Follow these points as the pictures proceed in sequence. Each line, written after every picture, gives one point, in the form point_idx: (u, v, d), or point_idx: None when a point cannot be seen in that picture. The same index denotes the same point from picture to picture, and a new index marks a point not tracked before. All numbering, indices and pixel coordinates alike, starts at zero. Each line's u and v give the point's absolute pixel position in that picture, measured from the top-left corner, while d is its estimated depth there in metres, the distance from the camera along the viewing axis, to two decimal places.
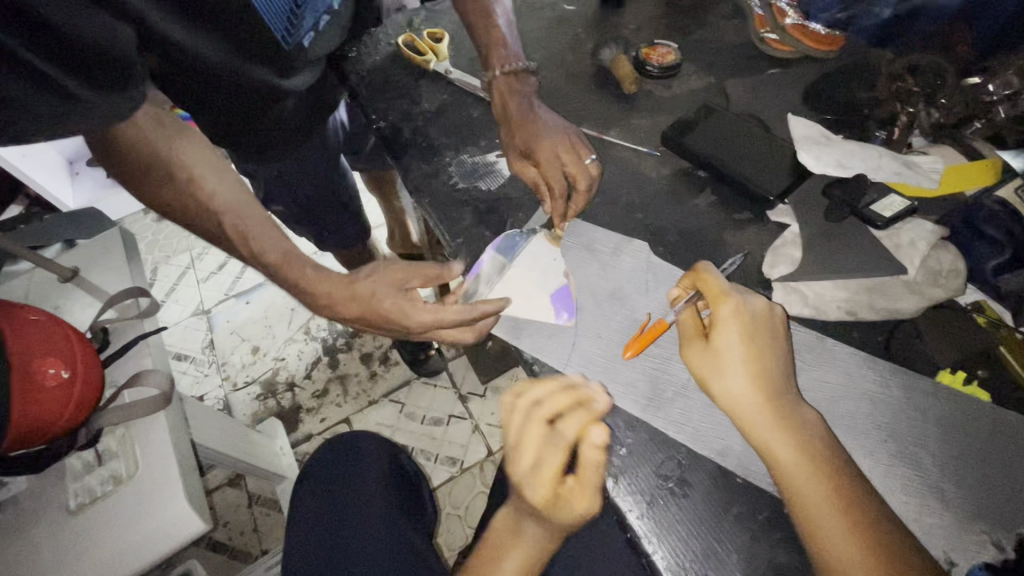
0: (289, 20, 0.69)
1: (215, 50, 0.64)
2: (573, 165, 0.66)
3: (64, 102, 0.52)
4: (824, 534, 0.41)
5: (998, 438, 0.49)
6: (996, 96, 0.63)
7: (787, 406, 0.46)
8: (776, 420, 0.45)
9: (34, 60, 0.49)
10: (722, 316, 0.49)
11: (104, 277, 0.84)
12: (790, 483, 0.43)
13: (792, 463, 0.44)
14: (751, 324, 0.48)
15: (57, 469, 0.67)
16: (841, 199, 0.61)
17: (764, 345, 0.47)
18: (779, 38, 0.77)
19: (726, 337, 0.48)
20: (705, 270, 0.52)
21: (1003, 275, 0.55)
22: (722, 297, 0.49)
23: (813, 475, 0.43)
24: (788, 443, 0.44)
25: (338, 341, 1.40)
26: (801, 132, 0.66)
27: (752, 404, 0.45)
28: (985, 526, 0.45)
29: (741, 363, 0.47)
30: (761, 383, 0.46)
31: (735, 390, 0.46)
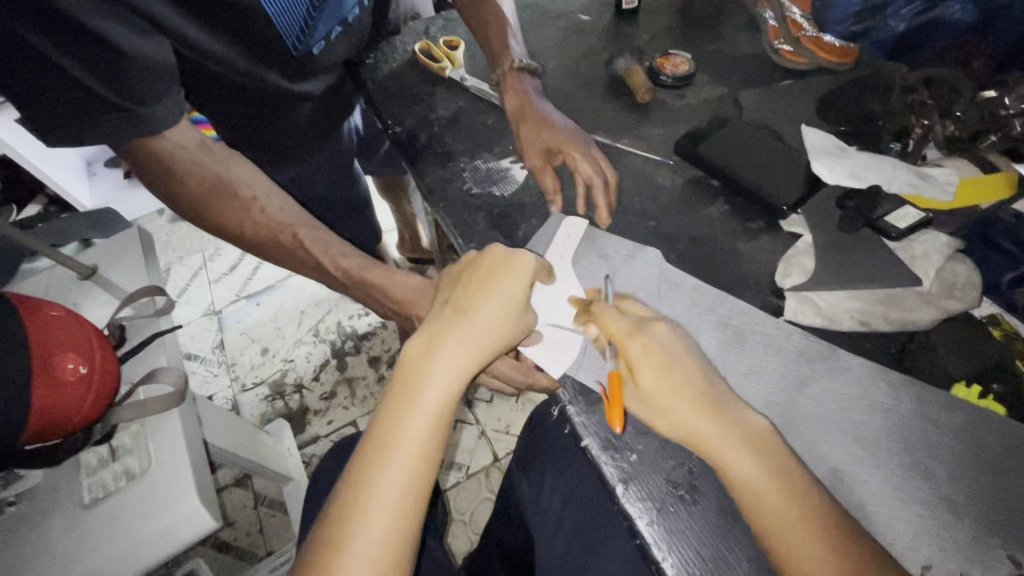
0: (301, 28, 0.68)
1: (232, 54, 0.66)
2: (587, 160, 0.69)
3: (103, 108, 0.55)
4: (792, 545, 0.42)
5: (1015, 452, 0.48)
6: (1012, 110, 0.61)
7: (738, 424, 0.46)
8: (731, 440, 0.45)
9: (73, 67, 0.52)
10: (634, 352, 0.50)
11: (122, 274, 0.86)
12: (756, 499, 0.43)
13: (752, 477, 0.44)
14: (665, 351, 0.50)
15: (72, 463, 0.68)
16: (856, 210, 0.61)
17: (691, 373, 0.49)
18: (793, 50, 0.78)
19: (647, 369, 0.49)
20: (602, 309, 0.55)
21: (1018, 288, 0.54)
22: (630, 336, 0.51)
23: (772, 486, 0.43)
24: (747, 459, 0.44)
25: (347, 344, 1.41)
26: (815, 143, 0.67)
27: (696, 426, 0.46)
28: (1000, 540, 0.45)
29: (669, 389, 0.48)
30: (705, 412, 0.47)
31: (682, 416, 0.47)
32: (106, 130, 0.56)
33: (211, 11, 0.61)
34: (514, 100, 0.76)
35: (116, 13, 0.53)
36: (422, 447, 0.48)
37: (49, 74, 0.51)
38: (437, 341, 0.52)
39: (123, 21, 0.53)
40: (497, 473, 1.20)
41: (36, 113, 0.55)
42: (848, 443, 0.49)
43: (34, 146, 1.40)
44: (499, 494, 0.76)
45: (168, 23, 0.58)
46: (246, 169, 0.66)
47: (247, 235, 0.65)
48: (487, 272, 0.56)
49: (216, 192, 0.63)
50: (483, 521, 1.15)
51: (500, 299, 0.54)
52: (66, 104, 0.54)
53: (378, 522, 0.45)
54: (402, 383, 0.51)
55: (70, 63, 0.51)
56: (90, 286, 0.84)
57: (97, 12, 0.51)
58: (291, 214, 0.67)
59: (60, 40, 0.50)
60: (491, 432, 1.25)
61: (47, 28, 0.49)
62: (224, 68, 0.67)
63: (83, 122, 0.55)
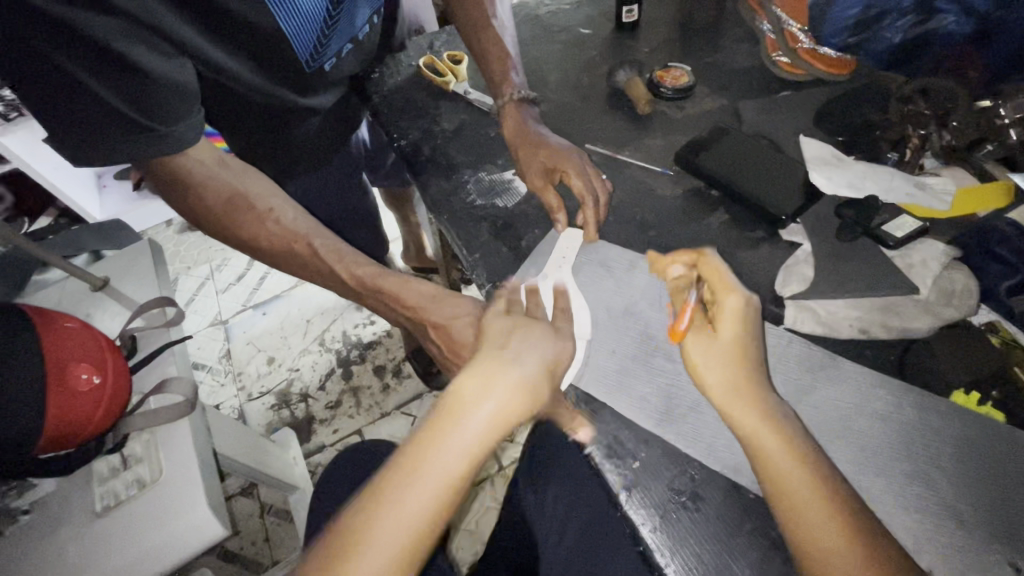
0: (314, 48, 0.70)
1: (248, 73, 0.68)
2: (581, 181, 0.69)
3: (129, 127, 0.57)
4: (814, 537, 0.42)
5: (1014, 458, 0.49)
6: (1008, 120, 0.62)
7: (760, 389, 0.49)
8: (738, 391, 0.48)
9: (103, 90, 0.54)
10: (726, 306, 0.52)
11: (132, 286, 0.87)
12: (773, 470, 0.45)
13: (780, 458, 0.45)
14: (746, 324, 0.52)
15: (85, 471, 0.69)
16: (853, 220, 0.62)
17: (749, 350, 0.51)
18: (790, 61, 0.79)
19: (727, 328, 0.52)
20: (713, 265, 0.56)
21: (1016, 297, 0.55)
22: (729, 290, 0.53)
23: (815, 495, 0.43)
24: (775, 438, 0.46)
25: (352, 353, 1.42)
26: (813, 153, 0.68)
27: (735, 391, 0.48)
28: (1001, 547, 0.45)
29: (716, 354, 0.51)
30: (742, 381, 0.49)
31: (721, 384, 0.49)
32: (131, 150, 0.58)
33: (230, 31, 0.63)
34: (512, 114, 0.78)
35: (137, 33, 0.54)
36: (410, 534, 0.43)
37: (78, 97, 0.53)
38: (451, 412, 0.47)
39: (151, 46, 0.55)
40: (502, 481, 1.20)
41: (62, 133, 0.57)
42: (848, 450, 0.50)
43: (47, 159, 1.42)
44: (504, 503, 0.77)
45: (192, 44, 0.60)
46: (257, 181, 0.67)
47: (258, 246, 0.67)
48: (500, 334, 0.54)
49: (230, 207, 0.65)
50: (487, 530, 1.15)
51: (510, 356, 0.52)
52: (92, 123, 0.56)
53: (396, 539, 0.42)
54: (405, 457, 0.45)
55: (101, 87, 0.53)
56: (102, 298, 0.86)
57: (126, 38, 0.53)
58: (304, 225, 0.67)
59: (91, 64, 0.52)
60: None
61: (72, 48, 0.50)
62: (242, 86, 0.69)
63: (109, 141, 0.57)
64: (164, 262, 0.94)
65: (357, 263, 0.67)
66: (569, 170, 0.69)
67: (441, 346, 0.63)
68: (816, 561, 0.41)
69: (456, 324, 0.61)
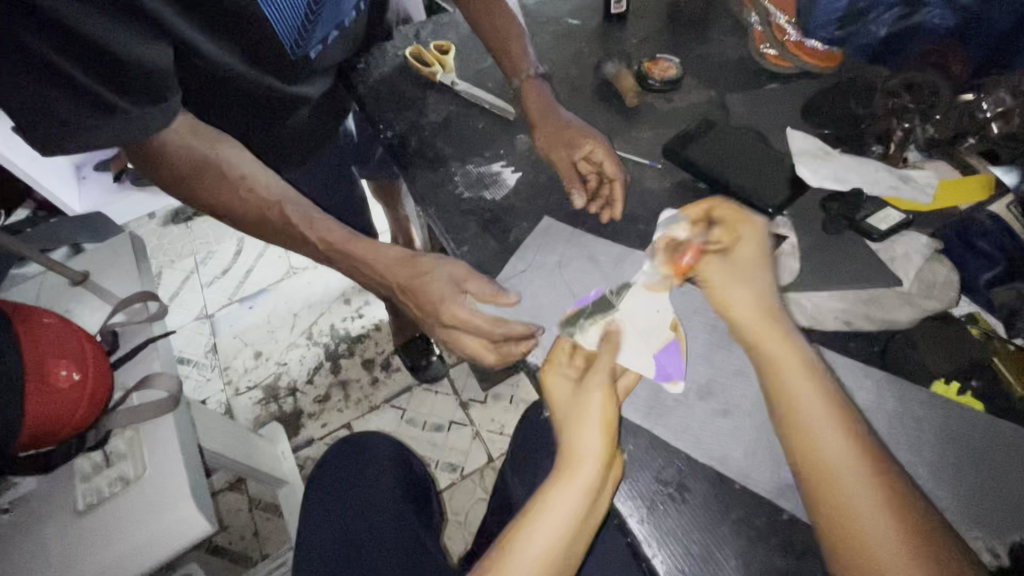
0: (299, 34, 0.69)
1: (223, 53, 0.66)
2: (612, 166, 0.70)
3: (102, 111, 0.55)
4: (843, 487, 0.43)
5: (993, 445, 0.50)
6: (990, 114, 0.63)
7: (790, 336, 0.49)
8: (765, 313, 0.50)
9: (72, 69, 0.52)
10: (743, 231, 0.55)
11: (113, 280, 0.85)
12: (792, 392, 0.46)
13: (819, 418, 0.45)
14: (761, 268, 0.53)
15: (66, 469, 0.68)
16: (838, 211, 0.62)
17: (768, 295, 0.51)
18: (778, 53, 0.79)
19: (744, 249, 0.54)
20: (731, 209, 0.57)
21: (995, 288, 0.57)
22: (744, 220, 0.56)
23: (845, 443, 0.44)
24: (816, 397, 0.46)
25: (340, 346, 1.41)
26: (800, 146, 0.68)
27: (767, 336, 0.49)
28: (980, 533, 0.46)
29: (752, 296, 0.51)
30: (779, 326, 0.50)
31: (748, 303, 0.51)
32: (104, 132, 0.56)
33: (215, 16, 0.61)
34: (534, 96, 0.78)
35: (115, 18, 0.52)
36: None
37: (44, 75, 0.51)
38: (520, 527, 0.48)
39: (129, 28, 0.54)
40: (492, 474, 1.21)
41: (24, 118, 0.54)
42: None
43: (22, 150, 1.39)
44: (493, 495, 0.77)
45: (174, 29, 0.58)
46: (232, 148, 0.66)
47: (235, 210, 0.66)
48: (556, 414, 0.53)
49: (205, 168, 0.63)
50: (477, 522, 1.16)
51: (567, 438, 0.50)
52: (58, 104, 0.53)
53: None
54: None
55: (71, 65, 0.52)
56: (82, 293, 0.84)
57: (100, 19, 0.51)
58: (279, 191, 0.67)
59: (60, 42, 0.50)
60: (485, 433, 1.26)
61: (44, 28, 0.49)
62: (231, 73, 0.68)
63: (80, 126, 0.55)
64: (146, 255, 0.92)
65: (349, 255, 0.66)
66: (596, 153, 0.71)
67: (409, 302, 0.64)
68: (840, 510, 0.42)
69: (425, 279, 0.62)
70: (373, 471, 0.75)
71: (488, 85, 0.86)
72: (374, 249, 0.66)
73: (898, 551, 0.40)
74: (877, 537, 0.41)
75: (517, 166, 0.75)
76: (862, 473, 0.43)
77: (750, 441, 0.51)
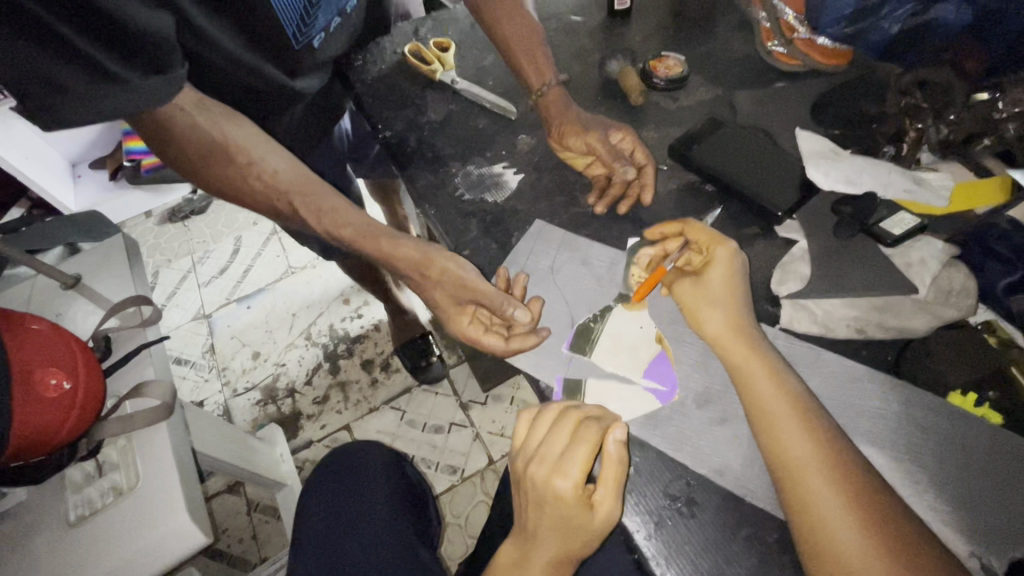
0: (302, 19, 0.70)
1: (217, 32, 0.64)
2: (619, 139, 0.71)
3: (106, 81, 0.53)
4: (824, 517, 0.43)
5: (1012, 455, 0.48)
6: (1007, 113, 0.59)
7: (775, 367, 0.51)
8: (734, 333, 0.53)
9: (67, 31, 0.50)
10: (718, 258, 0.57)
11: (106, 283, 0.84)
12: (761, 404, 0.49)
13: (805, 456, 0.45)
14: (733, 293, 0.55)
15: (59, 479, 0.66)
16: (851, 216, 0.60)
17: (742, 320, 0.54)
18: (787, 51, 0.78)
19: (715, 273, 0.56)
20: (699, 227, 0.60)
21: (1014, 295, 0.56)
22: (718, 243, 0.58)
23: (824, 472, 0.44)
24: (802, 434, 0.46)
25: (339, 347, 1.39)
26: (809, 147, 0.65)
27: (750, 365, 0.51)
28: (997, 539, 0.45)
29: (724, 322, 0.54)
30: (759, 358, 0.51)
31: (718, 322, 0.54)
32: (97, 102, 0.53)
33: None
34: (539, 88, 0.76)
35: None
36: None
37: (30, 36, 0.48)
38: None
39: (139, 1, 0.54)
40: (492, 476, 1.19)
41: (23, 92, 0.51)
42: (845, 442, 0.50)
43: (14, 150, 1.38)
44: (496, 501, 0.75)
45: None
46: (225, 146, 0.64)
47: None
48: (544, 499, 0.50)
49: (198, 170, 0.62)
50: (478, 525, 1.15)
51: (557, 534, 0.49)
52: (52, 70, 0.51)
53: None
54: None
55: (63, 26, 0.49)
56: (73, 297, 0.82)
57: None
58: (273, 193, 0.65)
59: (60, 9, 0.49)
60: (486, 435, 1.24)
61: None
62: (224, 60, 0.66)
63: (87, 100, 0.53)
64: (140, 257, 0.90)
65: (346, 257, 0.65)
66: (601, 155, 0.69)
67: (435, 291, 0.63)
68: (821, 541, 0.42)
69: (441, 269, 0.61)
70: (368, 480, 0.73)
71: (489, 83, 0.83)
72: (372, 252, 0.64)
73: (863, 551, 0.41)
74: (839, 537, 0.42)
75: (519, 168, 0.73)
76: (826, 477, 0.44)
77: (749, 450, 0.50)
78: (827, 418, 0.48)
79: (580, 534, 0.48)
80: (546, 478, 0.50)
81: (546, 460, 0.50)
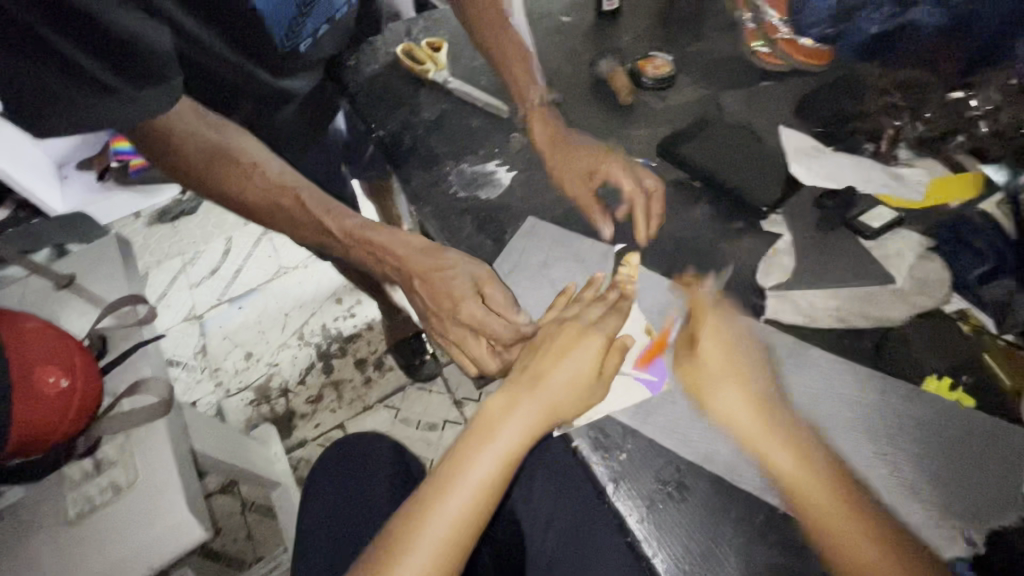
0: (290, 26, 0.70)
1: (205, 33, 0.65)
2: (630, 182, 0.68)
3: (105, 93, 0.55)
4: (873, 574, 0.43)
5: (984, 434, 0.50)
6: (979, 111, 0.65)
7: (803, 444, 0.49)
8: (755, 412, 0.51)
9: (73, 52, 0.52)
10: (707, 328, 0.56)
11: (100, 282, 0.84)
12: (793, 484, 0.47)
13: (836, 515, 0.46)
14: (739, 356, 0.54)
15: (55, 477, 0.67)
16: (833, 212, 0.63)
17: (758, 396, 0.52)
18: (770, 51, 0.80)
19: (708, 347, 0.55)
20: (702, 303, 0.59)
21: (986, 285, 0.57)
22: (705, 318, 0.57)
23: (864, 531, 0.45)
24: (830, 494, 0.46)
25: (333, 346, 1.39)
26: (795, 145, 0.68)
27: (766, 442, 0.49)
28: (968, 513, 0.47)
29: (740, 405, 0.51)
30: (778, 437, 0.49)
31: (732, 399, 0.52)
32: (98, 114, 0.56)
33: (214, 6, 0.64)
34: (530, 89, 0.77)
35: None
36: (451, 531, 0.49)
37: (41, 57, 0.51)
38: (468, 451, 0.53)
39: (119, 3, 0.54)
40: None
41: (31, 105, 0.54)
42: (826, 427, 0.52)
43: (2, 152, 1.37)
44: None
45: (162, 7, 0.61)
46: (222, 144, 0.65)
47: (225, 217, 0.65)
48: (568, 351, 0.56)
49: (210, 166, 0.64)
50: None
51: (562, 387, 0.54)
52: (65, 84, 0.53)
53: (446, 526, 0.49)
54: (422, 495, 0.51)
55: (69, 47, 0.52)
56: (68, 297, 0.82)
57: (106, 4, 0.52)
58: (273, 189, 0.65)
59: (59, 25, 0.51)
60: None
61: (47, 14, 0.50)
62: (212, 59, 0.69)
63: (89, 112, 0.55)
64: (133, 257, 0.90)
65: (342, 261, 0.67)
66: (591, 156, 0.71)
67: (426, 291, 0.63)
68: None
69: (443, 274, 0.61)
70: (364, 475, 0.74)
71: (481, 82, 0.85)
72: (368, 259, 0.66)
73: (874, 565, 0.44)
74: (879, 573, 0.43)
75: (512, 166, 0.74)
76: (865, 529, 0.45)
77: None
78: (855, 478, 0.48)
79: (573, 397, 0.54)
80: (565, 347, 0.57)
81: (570, 337, 0.57)
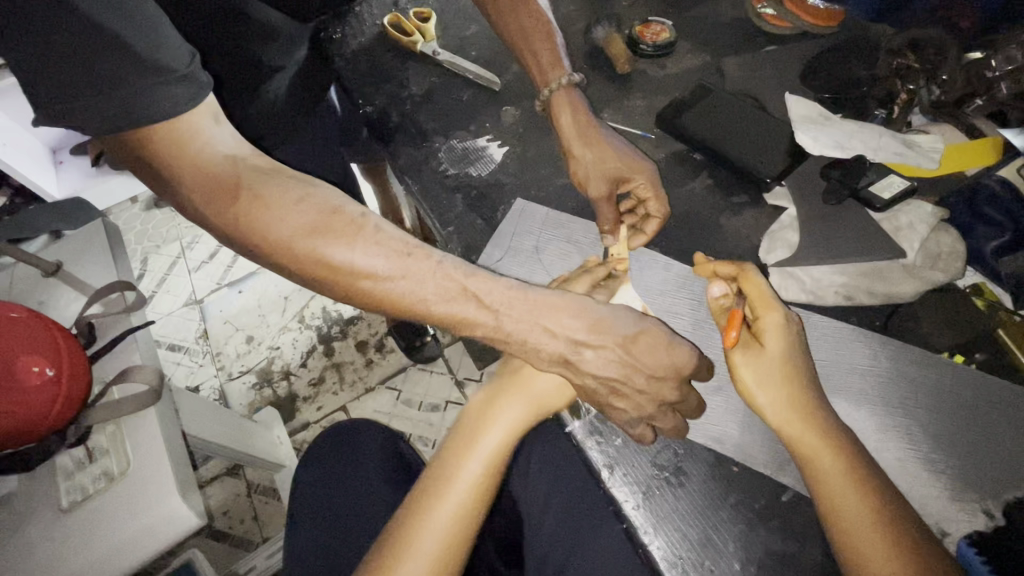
0: None
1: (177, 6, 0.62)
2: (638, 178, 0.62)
3: (99, 96, 0.43)
4: (868, 558, 0.41)
5: (994, 411, 0.48)
6: (998, 72, 0.58)
7: (825, 418, 0.47)
8: (786, 381, 0.48)
9: (101, 20, 0.41)
10: (769, 323, 0.50)
11: (88, 270, 0.82)
12: (810, 461, 0.45)
13: (841, 488, 0.43)
14: (790, 336, 0.50)
15: (48, 468, 0.66)
16: (840, 181, 0.59)
17: (797, 368, 0.49)
18: (776, 13, 0.76)
19: (770, 320, 0.50)
20: (751, 272, 0.53)
21: (1001, 257, 0.55)
22: (769, 303, 0.51)
23: (867, 508, 0.42)
24: (839, 469, 0.44)
25: (333, 329, 1.38)
26: (800, 113, 0.64)
27: (790, 412, 0.47)
28: (974, 494, 0.45)
29: (779, 374, 0.48)
30: (801, 408, 0.47)
31: (776, 404, 0.47)
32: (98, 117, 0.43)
33: None
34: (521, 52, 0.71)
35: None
36: (454, 525, 0.48)
37: (57, 31, 0.40)
38: (463, 445, 0.52)
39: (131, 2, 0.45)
40: None
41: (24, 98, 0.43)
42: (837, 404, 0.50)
43: None
44: None
45: None
46: None
47: None
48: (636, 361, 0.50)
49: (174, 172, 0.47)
50: None
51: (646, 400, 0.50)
52: (95, 60, 0.42)
53: (447, 519, 0.48)
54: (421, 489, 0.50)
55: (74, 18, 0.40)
56: (56, 284, 0.81)
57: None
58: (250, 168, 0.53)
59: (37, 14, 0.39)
60: None
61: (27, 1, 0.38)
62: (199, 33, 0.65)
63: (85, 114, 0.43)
64: (123, 243, 0.88)
65: (394, 308, 0.49)
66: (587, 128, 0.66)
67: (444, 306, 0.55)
68: None
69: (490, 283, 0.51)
70: (361, 461, 0.73)
71: (471, 52, 0.81)
72: (424, 292, 0.49)
73: (883, 558, 0.41)
74: (880, 558, 0.41)
75: (504, 141, 0.71)
76: (865, 510, 0.42)
77: (741, 419, 0.51)
78: (861, 454, 0.45)
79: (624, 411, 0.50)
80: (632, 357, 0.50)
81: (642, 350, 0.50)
